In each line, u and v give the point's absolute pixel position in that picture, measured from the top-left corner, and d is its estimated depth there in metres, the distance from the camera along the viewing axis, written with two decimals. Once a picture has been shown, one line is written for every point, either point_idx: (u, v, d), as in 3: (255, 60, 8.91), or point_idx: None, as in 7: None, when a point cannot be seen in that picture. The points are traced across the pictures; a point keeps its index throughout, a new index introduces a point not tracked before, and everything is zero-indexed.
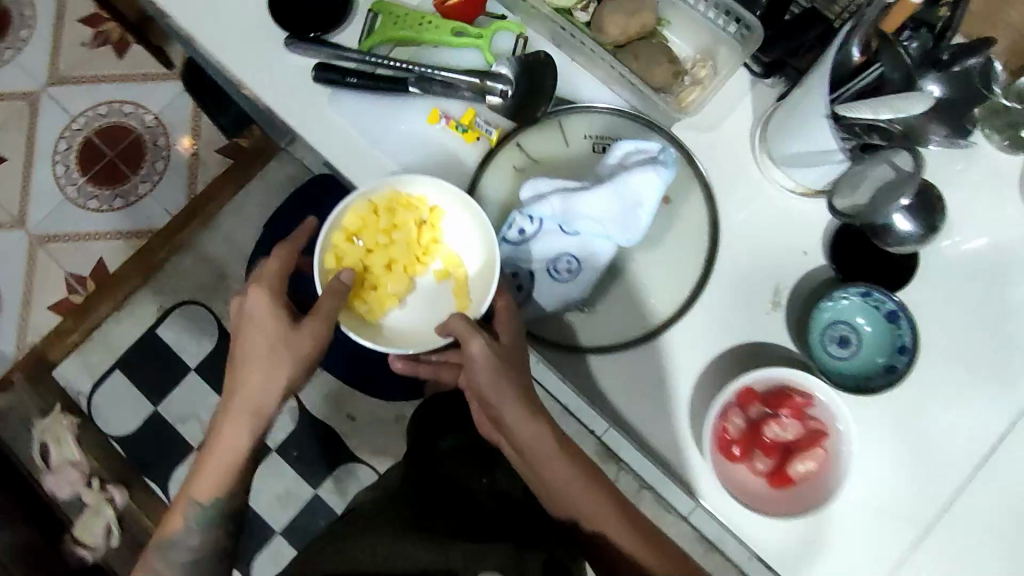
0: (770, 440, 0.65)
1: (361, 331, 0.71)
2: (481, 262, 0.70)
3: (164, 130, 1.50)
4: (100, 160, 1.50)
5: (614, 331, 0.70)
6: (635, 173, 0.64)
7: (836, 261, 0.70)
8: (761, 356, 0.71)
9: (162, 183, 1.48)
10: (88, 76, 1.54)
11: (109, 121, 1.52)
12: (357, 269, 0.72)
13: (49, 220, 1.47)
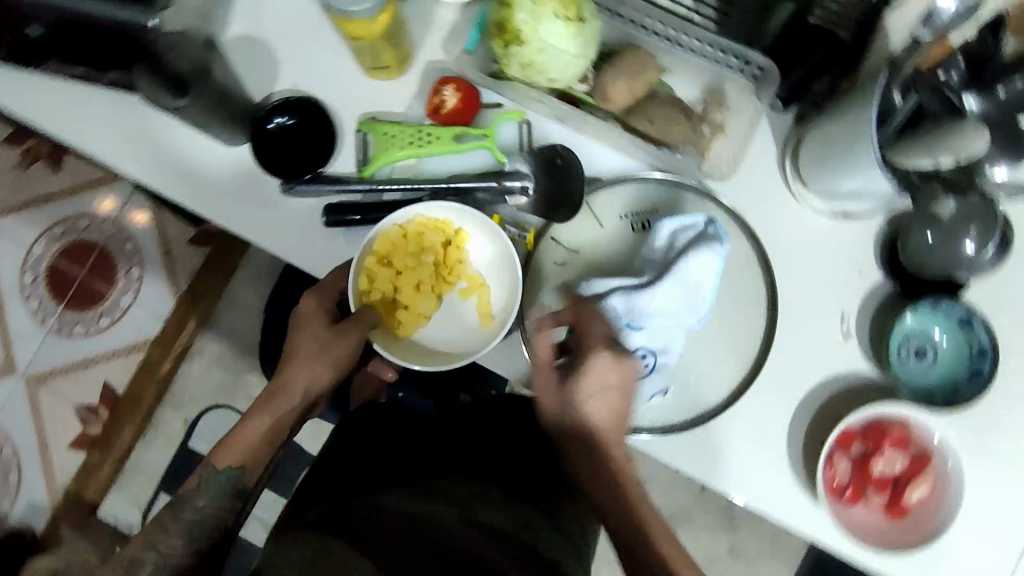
0: (879, 476, 0.66)
1: (391, 350, 0.68)
2: (508, 282, 0.68)
3: (130, 236, 1.40)
4: (73, 284, 1.39)
5: (700, 404, 0.68)
6: (697, 254, 0.64)
7: (897, 276, 0.69)
8: (846, 387, 0.70)
9: (145, 292, 1.39)
10: (29, 198, 1.41)
11: (67, 240, 1.40)
12: (388, 293, 0.68)
13: (38, 360, 1.38)
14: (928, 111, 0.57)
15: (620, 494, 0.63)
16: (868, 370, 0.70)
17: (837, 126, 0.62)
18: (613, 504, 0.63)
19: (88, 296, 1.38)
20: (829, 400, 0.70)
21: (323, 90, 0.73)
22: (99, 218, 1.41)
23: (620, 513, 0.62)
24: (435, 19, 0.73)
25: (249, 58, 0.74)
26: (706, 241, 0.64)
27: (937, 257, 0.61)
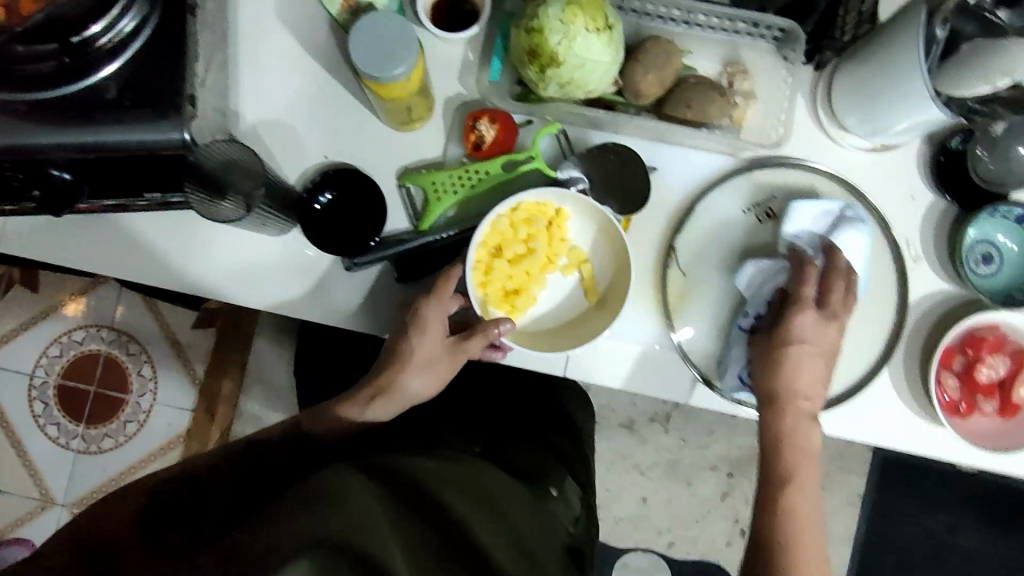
0: (986, 382, 0.70)
1: (514, 337, 0.68)
2: (617, 256, 0.68)
3: (132, 335, 1.35)
4: (87, 399, 1.34)
5: None
6: (844, 233, 0.67)
7: (948, 192, 0.72)
8: (930, 307, 0.72)
9: (162, 387, 1.34)
10: (18, 324, 1.35)
11: (68, 357, 1.35)
12: (501, 284, 0.67)
13: (75, 483, 1.32)
14: (964, 34, 0.59)
15: (800, 420, 0.63)
16: (948, 286, 0.72)
17: (874, 67, 0.64)
18: (785, 430, 0.63)
19: (107, 407, 1.34)
20: (919, 321, 0.72)
21: (355, 154, 0.72)
22: (92, 326, 1.35)
23: (793, 437, 0.63)
24: (446, 56, 0.72)
25: (270, 141, 0.72)
26: (850, 222, 0.67)
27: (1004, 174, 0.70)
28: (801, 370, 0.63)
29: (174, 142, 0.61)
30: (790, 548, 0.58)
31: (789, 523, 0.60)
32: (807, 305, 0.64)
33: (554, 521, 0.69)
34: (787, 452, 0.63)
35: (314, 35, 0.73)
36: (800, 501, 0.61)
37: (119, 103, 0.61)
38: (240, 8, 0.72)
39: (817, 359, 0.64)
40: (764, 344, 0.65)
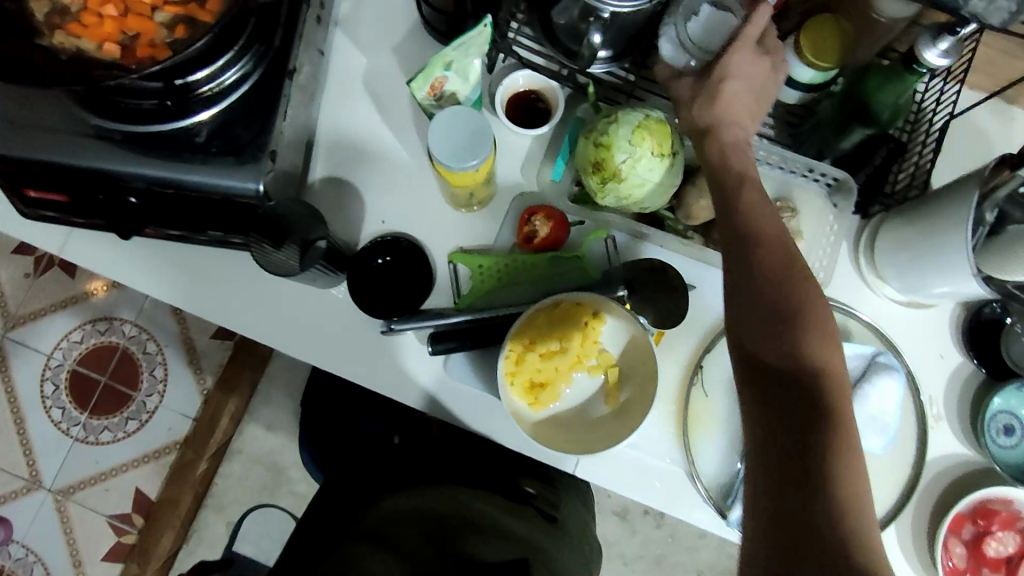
0: (993, 556, 0.69)
1: (532, 428, 0.69)
2: (642, 370, 0.69)
3: (151, 335, 1.37)
4: (97, 389, 1.36)
5: None
6: (880, 379, 0.68)
7: (976, 357, 0.73)
8: (941, 470, 0.73)
9: (171, 390, 1.36)
10: (50, 304, 1.38)
11: (87, 345, 1.37)
12: (531, 377, 0.69)
13: (68, 469, 1.33)
14: (1012, 219, 0.61)
15: (788, 274, 0.52)
16: (965, 454, 0.73)
17: (916, 230, 0.66)
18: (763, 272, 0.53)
19: (115, 400, 1.35)
20: (928, 482, 0.72)
21: (410, 224, 0.75)
22: (118, 319, 1.38)
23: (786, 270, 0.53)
24: (512, 147, 0.76)
25: (334, 199, 0.76)
26: (881, 368, 0.68)
27: None
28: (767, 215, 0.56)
29: (248, 192, 0.65)
30: (791, 353, 0.50)
31: (800, 341, 0.50)
32: (751, 45, 0.61)
33: (539, 520, 0.82)
34: (780, 287, 0.52)
35: (394, 105, 0.77)
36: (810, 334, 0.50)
37: (206, 147, 0.66)
38: (330, 70, 0.77)
39: (737, 95, 0.61)
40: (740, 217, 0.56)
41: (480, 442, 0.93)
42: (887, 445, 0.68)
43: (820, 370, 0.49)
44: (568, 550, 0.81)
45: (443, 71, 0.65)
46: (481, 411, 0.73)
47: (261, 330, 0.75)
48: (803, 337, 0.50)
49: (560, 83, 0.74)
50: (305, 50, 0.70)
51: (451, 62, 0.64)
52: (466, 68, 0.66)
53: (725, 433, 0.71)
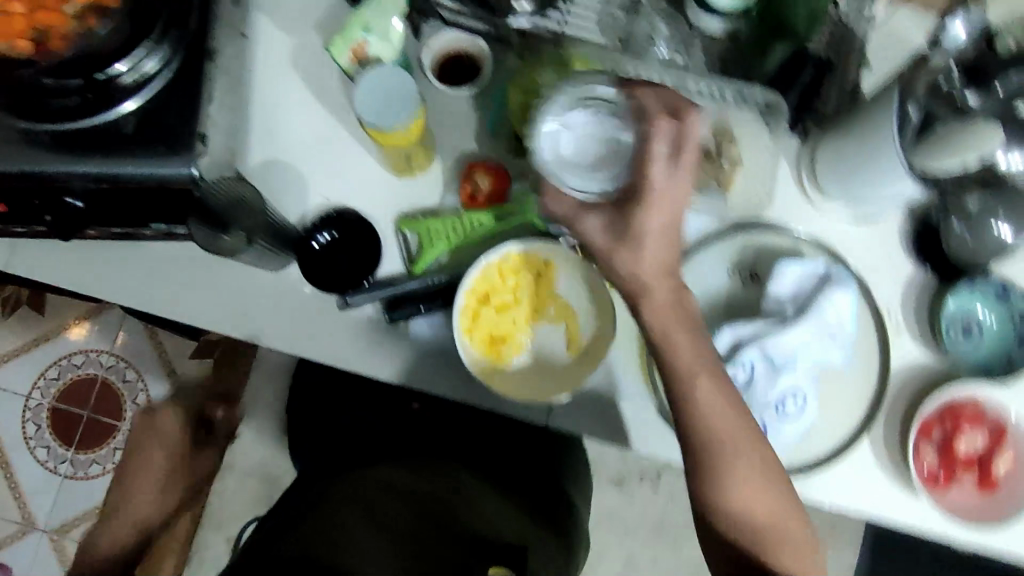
0: (965, 456, 0.70)
1: (493, 380, 0.69)
2: (599, 314, 0.70)
3: (129, 362, 1.35)
4: (79, 423, 1.34)
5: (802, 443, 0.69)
6: (834, 292, 0.68)
7: (927, 262, 0.73)
8: (908, 379, 0.73)
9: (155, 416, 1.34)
10: (21, 344, 1.36)
11: (64, 380, 1.36)
12: (489, 331, 0.69)
13: (59, 507, 1.32)
14: (937, 117, 0.63)
15: (725, 414, 0.57)
16: (929, 361, 0.73)
17: (850, 140, 0.67)
18: (705, 406, 0.57)
19: (99, 432, 1.34)
20: (898, 392, 0.73)
21: (354, 198, 0.75)
22: (91, 350, 1.36)
23: (720, 411, 0.57)
24: (447, 108, 0.75)
25: (274, 181, 0.75)
26: (832, 282, 0.69)
27: (980, 247, 0.70)
28: (725, 418, 0.57)
29: (183, 177, 0.64)
30: (742, 496, 0.56)
31: (744, 481, 0.56)
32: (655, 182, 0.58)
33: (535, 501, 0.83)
34: (719, 443, 0.56)
35: (325, 83, 0.77)
36: (751, 472, 0.56)
37: (134, 138, 0.65)
38: (258, 56, 0.77)
39: (660, 245, 0.58)
40: (688, 411, 0.57)
41: (468, 424, 0.94)
42: (847, 356, 0.68)
43: (767, 518, 0.56)
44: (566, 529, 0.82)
45: (364, 35, 0.66)
46: (446, 377, 0.72)
47: (219, 325, 0.74)
48: (747, 479, 0.56)
49: (485, 41, 0.74)
50: (226, 33, 0.69)
51: (370, 25, 0.66)
52: (386, 30, 0.67)
53: None
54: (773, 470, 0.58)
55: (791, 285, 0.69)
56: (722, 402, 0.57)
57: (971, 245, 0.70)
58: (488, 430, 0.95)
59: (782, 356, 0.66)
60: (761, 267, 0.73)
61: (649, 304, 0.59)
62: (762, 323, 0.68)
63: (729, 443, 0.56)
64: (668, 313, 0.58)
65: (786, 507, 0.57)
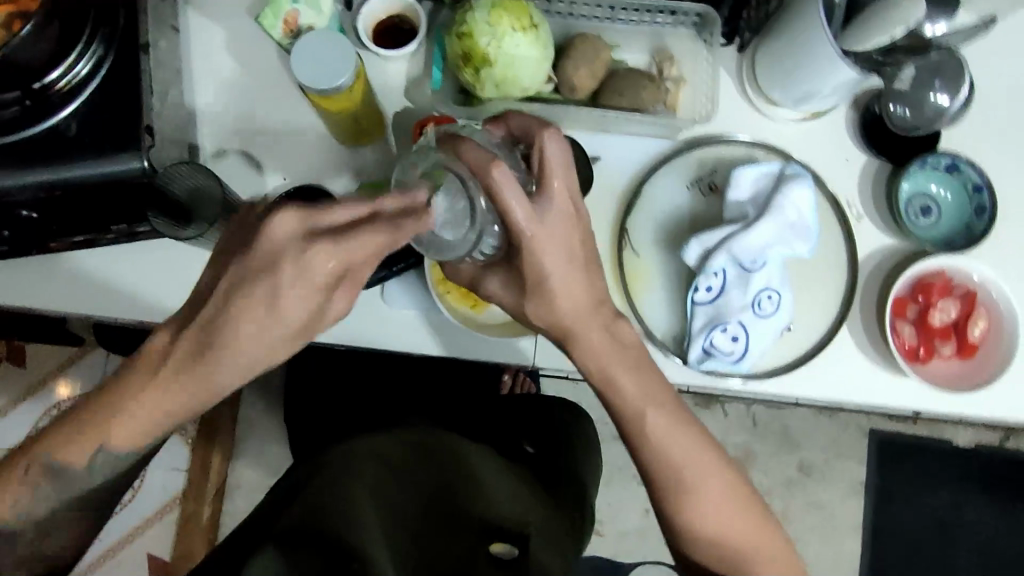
0: (941, 326, 0.72)
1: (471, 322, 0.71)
2: None
3: None
4: None
5: (783, 340, 0.72)
6: (790, 189, 0.68)
7: (877, 149, 0.75)
8: (877, 265, 0.75)
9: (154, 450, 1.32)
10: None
11: None
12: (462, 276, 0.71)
13: None
14: None
15: (673, 430, 0.62)
16: (892, 242, 0.75)
17: (783, 37, 0.69)
18: (656, 428, 0.61)
19: None
20: (869, 278, 0.75)
21: (312, 174, 0.75)
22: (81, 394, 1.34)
23: (670, 430, 0.62)
24: (389, 71, 0.76)
25: (231, 169, 0.75)
26: (790, 179, 0.69)
27: (923, 115, 0.72)
28: (678, 441, 0.62)
29: (135, 171, 0.65)
30: (691, 503, 0.62)
31: (690, 490, 0.62)
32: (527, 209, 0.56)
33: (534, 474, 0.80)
34: (673, 458, 0.61)
35: (265, 67, 0.77)
36: (702, 481, 0.62)
37: (79, 141, 0.64)
38: (194, 51, 0.77)
39: (568, 287, 0.59)
40: (638, 438, 0.62)
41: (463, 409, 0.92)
42: (813, 247, 0.69)
43: (718, 521, 0.62)
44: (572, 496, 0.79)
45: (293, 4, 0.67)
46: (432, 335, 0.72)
47: None
48: (696, 486, 0.62)
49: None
50: (156, 25, 0.69)
51: None
52: None
53: (664, 284, 0.73)
54: (736, 486, 0.63)
55: (749, 188, 0.71)
56: (673, 424, 0.62)
57: (915, 116, 0.72)
58: (481, 413, 0.93)
59: (752, 255, 0.67)
60: (718, 178, 0.74)
61: (582, 345, 0.61)
62: (728, 228, 0.69)
63: (674, 460, 0.61)
64: (610, 357, 0.62)
65: (744, 504, 0.63)
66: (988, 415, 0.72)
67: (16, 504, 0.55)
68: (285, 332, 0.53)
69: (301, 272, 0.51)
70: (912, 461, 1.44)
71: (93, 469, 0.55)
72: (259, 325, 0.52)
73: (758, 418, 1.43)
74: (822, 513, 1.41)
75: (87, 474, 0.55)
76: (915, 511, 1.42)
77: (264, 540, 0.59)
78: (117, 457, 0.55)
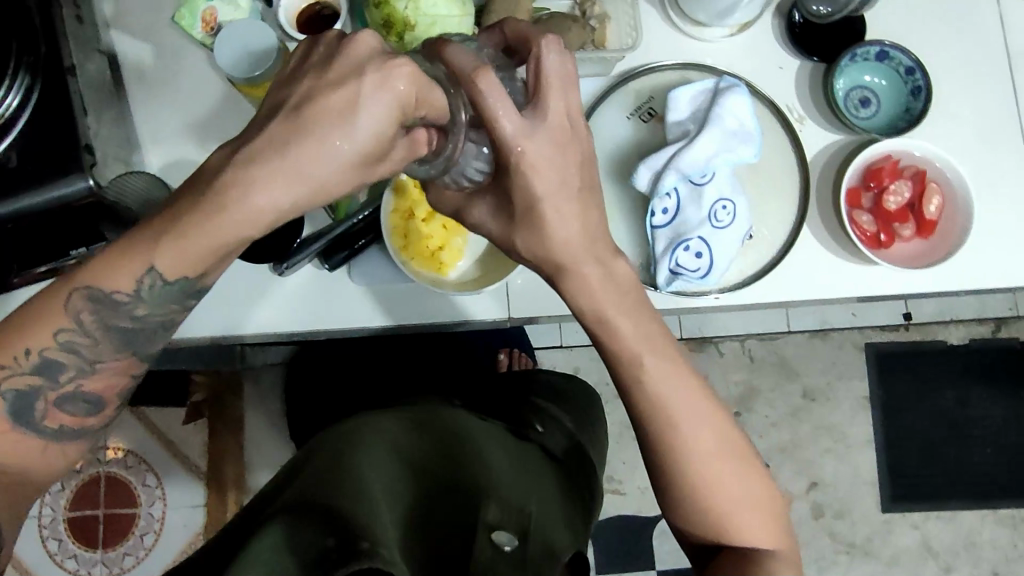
0: (898, 209, 0.74)
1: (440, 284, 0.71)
2: None
3: (127, 447, 1.34)
4: (99, 523, 1.32)
5: (747, 249, 0.73)
6: (727, 99, 0.70)
7: (807, 50, 0.76)
8: (827, 163, 0.76)
9: (169, 490, 1.33)
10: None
11: (70, 487, 1.33)
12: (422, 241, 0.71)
13: None
14: None
15: (666, 372, 0.58)
16: (838, 136, 0.76)
17: None
18: (647, 366, 0.58)
19: (121, 524, 1.32)
20: (821, 176, 0.76)
21: None
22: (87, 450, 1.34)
23: (660, 372, 0.58)
24: None
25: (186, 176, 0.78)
26: (725, 90, 0.70)
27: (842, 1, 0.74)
28: (674, 387, 0.58)
29: (82, 191, 0.64)
30: (679, 452, 0.58)
31: (680, 438, 0.58)
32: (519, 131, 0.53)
33: (549, 455, 0.69)
34: (665, 400, 0.58)
35: (200, 79, 0.78)
36: (692, 426, 0.58)
37: (21, 170, 0.63)
38: (127, 74, 0.78)
39: (560, 216, 0.55)
40: (637, 386, 0.58)
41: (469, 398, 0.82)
42: (758, 152, 0.71)
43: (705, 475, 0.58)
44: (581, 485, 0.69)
45: None
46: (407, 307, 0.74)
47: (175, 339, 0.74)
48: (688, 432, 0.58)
49: None
50: (79, 49, 0.70)
51: None
52: None
53: (622, 217, 0.74)
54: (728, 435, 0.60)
55: (687, 107, 0.72)
56: (671, 371, 0.58)
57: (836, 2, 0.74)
58: (487, 397, 0.83)
59: (699, 168, 0.69)
60: (657, 104, 0.76)
61: (568, 282, 0.58)
62: (672, 149, 0.71)
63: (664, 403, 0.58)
64: (605, 293, 0.58)
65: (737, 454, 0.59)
66: (952, 288, 0.74)
67: (67, 331, 0.50)
68: (365, 154, 0.50)
69: (378, 91, 0.48)
70: (919, 365, 1.39)
71: (142, 293, 0.51)
72: (345, 143, 0.49)
73: (753, 352, 1.39)
74: (832, 435, 1.38)
75: (135, 300, 0.51)
76: (922, 415, 1.39)
77: (269, 515, 0.50)
78: (164, 284, 0.51)
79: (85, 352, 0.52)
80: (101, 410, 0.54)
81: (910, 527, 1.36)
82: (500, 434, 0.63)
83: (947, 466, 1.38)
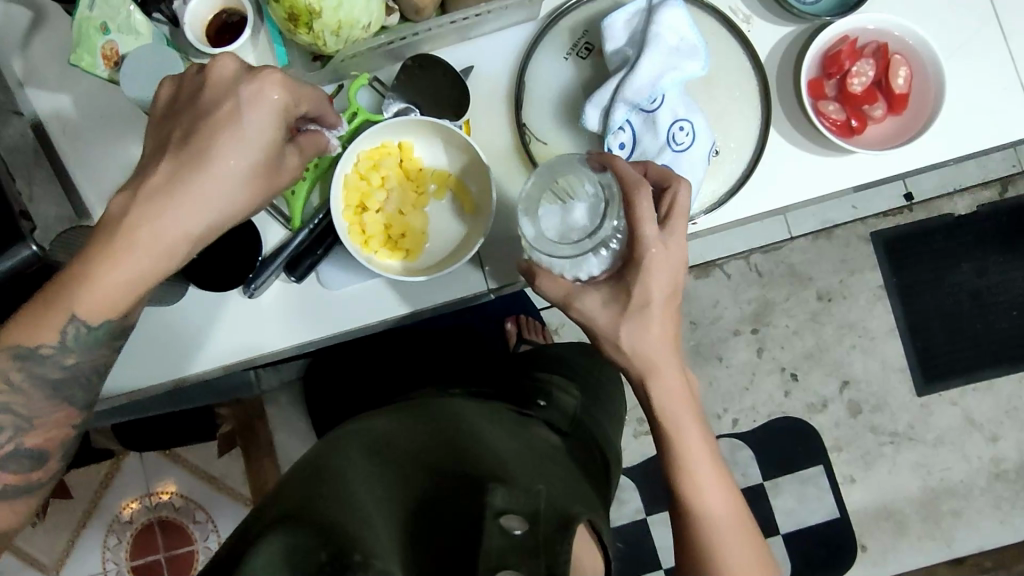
0: (864, 89, 0.70)
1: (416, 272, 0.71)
2: (467, 162, 0.72)
3: (170, 490, 1.35)
4: (162, 565, 1.35)
5: (714, 168, 0.70)
6: (663, 15, 0.65)
7: None
8: (782, 60, 0.72)
9: (220, 521, 1.34)
10: (69, 534, 1.35)
11: (126, 538, 1.35)
12: (384, 231, 0.70)
13: None
14: None
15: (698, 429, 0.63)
16: (789, 29, 0.71)
17: None
18: (675, 417, 0.62)
19: (183, 563, 1.35)
20: (779, 76, 0.72)
21: None
22: (134, 500, 1.35)
23: (691, 429, 0.63)
24: None
25: None
26: (659, 5, 0.66)
27: None
28: (699, 453, 0.63)
29: (28, 258, 0.61)
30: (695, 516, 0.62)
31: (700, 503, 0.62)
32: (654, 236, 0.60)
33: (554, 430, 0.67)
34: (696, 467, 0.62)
35: (126, 116, 0.76)
36: (710, 493, 0.63)
37: None
38: (54, 130, 0.76)
39: (663, 317, 0.61)
40: (675, 453, 0.63)
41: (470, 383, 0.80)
42: (706, 63, 0.66)
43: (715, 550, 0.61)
44: (589, 460, 0.67)
45: (104, 36, 0.66)
46: (387, 297, 0.73)
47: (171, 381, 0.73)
48: (708, 500, 0.62)
49: None
50: None
51: (107, 25, 0.65)
52: (127, 23, 0.66)
53: None
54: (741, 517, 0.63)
55: (623, 31, 0.67)
56: (701, 440, 0.63)
57: None
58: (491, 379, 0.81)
59: (647, 94, 0.66)
60: (592, 39, 0.72)
61: (628, 339, 0.62)
62: (616, 80, 0.67)
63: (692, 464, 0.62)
64: (663, 354, 0.62)
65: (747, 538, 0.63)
66: (932, 163, 0.71)
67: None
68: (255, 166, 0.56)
69: (256, 104, 0.54)
70: (931, 245, 1.35)
71: (69, 341, 0.55)
72: (237, 157, 0.54)
73: (761, 268, 1.35)
74: (856, 331, 1.35)
75: (63, 351, 0.55)
76: (942, 294, 1.35)
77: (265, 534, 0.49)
78: (87, 329, 0.55)
79: (19, 410, 0.56)
80: (45, 463, 0.58)
81: (948, 405, 1.34)
82: (500, 419, 0.60)
83: (978, 338, 1.35)
